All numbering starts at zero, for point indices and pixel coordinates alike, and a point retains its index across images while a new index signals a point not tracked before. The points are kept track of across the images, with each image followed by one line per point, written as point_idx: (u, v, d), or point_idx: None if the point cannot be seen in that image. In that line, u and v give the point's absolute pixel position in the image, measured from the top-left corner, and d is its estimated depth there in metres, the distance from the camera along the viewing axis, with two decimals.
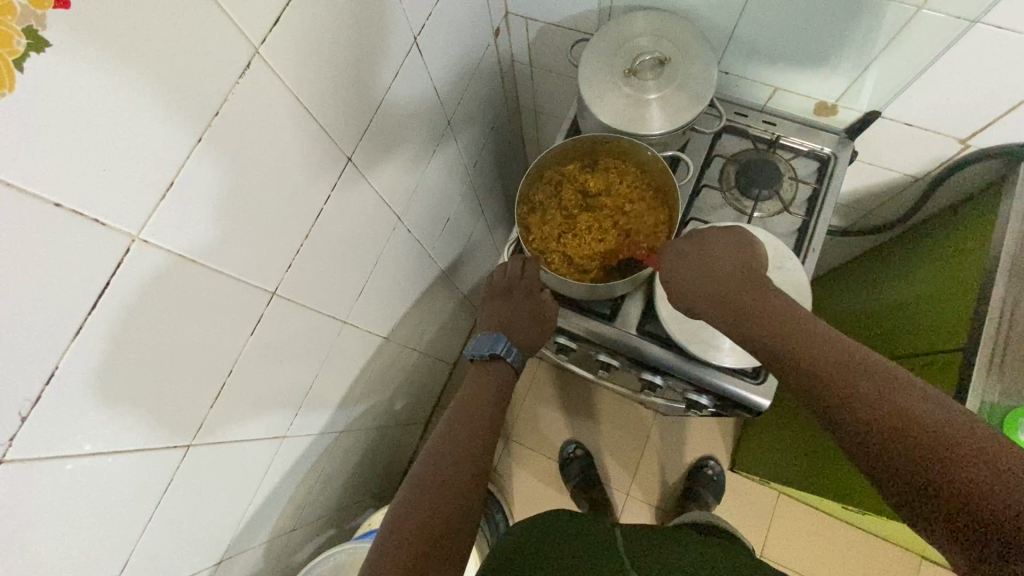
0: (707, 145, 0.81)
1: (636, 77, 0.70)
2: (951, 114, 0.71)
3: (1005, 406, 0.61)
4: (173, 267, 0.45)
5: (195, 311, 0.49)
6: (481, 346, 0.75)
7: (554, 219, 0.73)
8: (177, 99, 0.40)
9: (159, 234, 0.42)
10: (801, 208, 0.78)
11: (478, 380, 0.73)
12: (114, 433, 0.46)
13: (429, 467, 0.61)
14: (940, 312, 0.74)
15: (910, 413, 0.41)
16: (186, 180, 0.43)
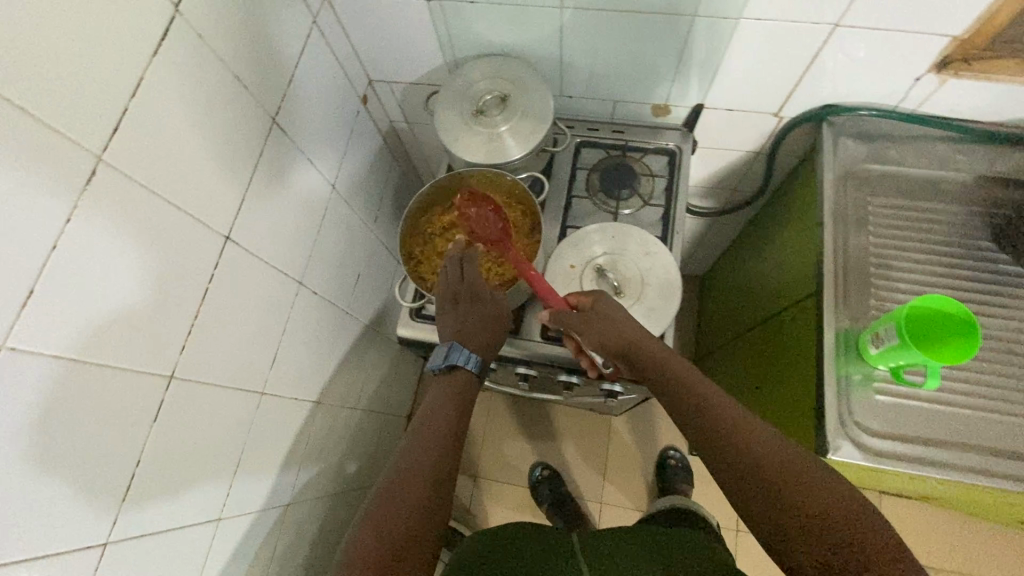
0: (569, 162, 0.90)
1: (484, 115, 0.77)
2: (757, 95, 0.81)
3: (856, 330, 0.69)
4: (49, 368, 0.46)
5: (86, 408, 0.50)
6: (438, 358, 0.69)
7: (443, 263, 0.78)
8: (24, 213, 0.43)
9: (28, 339, 0.44)
10: (661, 197, 0.87)
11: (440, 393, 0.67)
12: (17, 546, 0.46)
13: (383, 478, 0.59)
14: (795, 262, 0.83)
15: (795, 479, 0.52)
16: (48, 283, 0.45)
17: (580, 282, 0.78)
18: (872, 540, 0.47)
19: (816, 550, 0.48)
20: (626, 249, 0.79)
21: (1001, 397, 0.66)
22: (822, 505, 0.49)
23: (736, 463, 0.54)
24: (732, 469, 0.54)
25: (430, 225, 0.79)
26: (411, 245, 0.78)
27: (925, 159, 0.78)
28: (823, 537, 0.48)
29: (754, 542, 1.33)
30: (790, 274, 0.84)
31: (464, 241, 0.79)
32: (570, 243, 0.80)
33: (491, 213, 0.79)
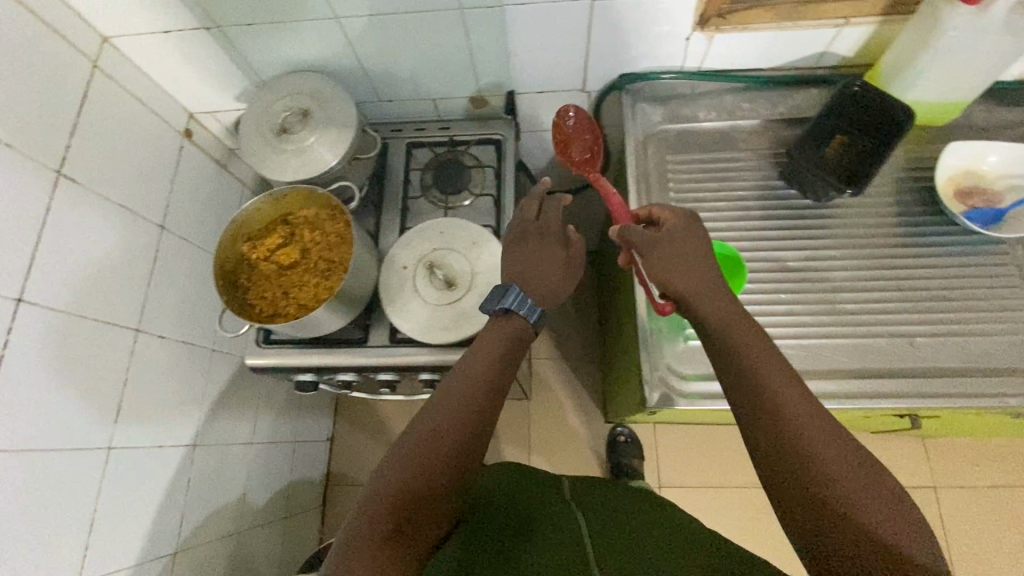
0: (400, 165, 0.91)
1: (288, 134, 0.77)
2: (558, 74, 0.84)
3: None
4: None
5: None
6: (492, 298, 0.71)
7: (268, 288, 0.76)
8: None
9: None
10: (492, 186, 0.89)
11: (493, 334, 0.68)
12: None
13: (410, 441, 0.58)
14: None
15: (855, 475, 0.47)
16: None
17: (412, 280, 0.79)
18: (857, 510, 0.45)
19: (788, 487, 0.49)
20: (452, 240, 0.80)
21: (789, 324, 0.71)
22: (866, 499, 0.46)
23: (775, 426, 0.51)
24: (778, 432, 0.51)
25: (247, 255, 0.78)
26: (231, 279, 0.76)
27: (719, 113, 0.82)
28: (804, 481, 0.48)
29: (675, 495, 1.38)
30: None
31: (284, 261, 0.78)
32: (400, 244, 0.81)
33: (304, 225, 0.79)
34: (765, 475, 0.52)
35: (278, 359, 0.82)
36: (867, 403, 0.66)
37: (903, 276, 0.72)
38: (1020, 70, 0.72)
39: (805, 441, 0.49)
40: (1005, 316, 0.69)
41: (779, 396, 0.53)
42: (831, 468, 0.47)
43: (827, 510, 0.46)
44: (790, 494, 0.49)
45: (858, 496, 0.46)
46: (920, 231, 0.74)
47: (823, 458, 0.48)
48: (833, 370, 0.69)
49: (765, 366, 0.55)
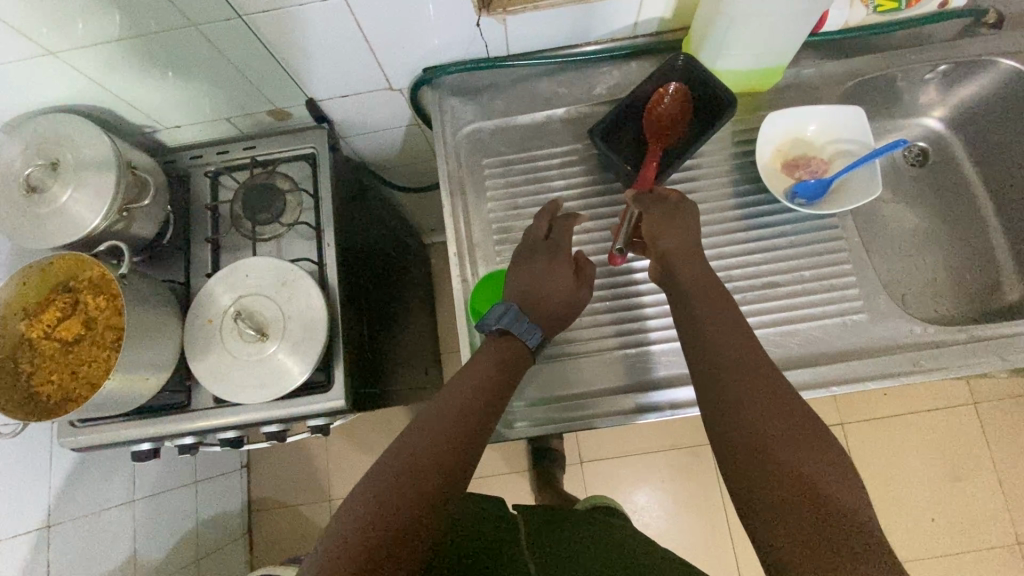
0: (206, 197, 0.81)
1: (37, 191, 0.67)
2: (354, 76, 0.74)
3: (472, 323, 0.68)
4: None
5: None
6: (495, 316, 0.63)
7: (55, 372, 0.68)
8: None
9: None
10: (312, 207, 0.81)
11: (493, 354, 0.62)
12: None
13: (400, 450, 0.52)
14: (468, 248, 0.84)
15: (831, 456, 0.46)
16: None
17: (222, 334, 0.72)
18: (822, 498, 0.43)
19: (754, 471, 0.46)
20: (261, 284, 0.72)
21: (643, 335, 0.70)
22: (829, 475, 0.45)
23: (757, 397, 0.50)
24: (760, 398, 0.50)
25: (25, 338, 0.69)
26: (7, 371, 0.67)
27: (536, 99, 0.74)
28: (773, 470, 0.45)
29: (600, 468, 1.39)
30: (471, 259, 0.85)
31: (67, 338, 0.69)
32: (205, 294, 0.73)
33: (82, 292, 0.70)
34: (739, 456, 0.48)
35: (97, 437, 0.75)
36: (693, 408, 0.66)
37: (732, 266, 0.66)
38: (843, 20, 0.68)
39: (778, 415, 0.49)
40: (838, 297, 0.65)
41: (749, 372, 0.52)
42: (808, 445, 0.47)
43: (798, 499, 0.43)
44: (756, 480, 0.46)
45: (824, 484, 0.44)
46: (750, 211, 0.68)
47: (793, 448, 0.46)
48: (655, 379, 0.68)
49: (746, 343, 0.55)
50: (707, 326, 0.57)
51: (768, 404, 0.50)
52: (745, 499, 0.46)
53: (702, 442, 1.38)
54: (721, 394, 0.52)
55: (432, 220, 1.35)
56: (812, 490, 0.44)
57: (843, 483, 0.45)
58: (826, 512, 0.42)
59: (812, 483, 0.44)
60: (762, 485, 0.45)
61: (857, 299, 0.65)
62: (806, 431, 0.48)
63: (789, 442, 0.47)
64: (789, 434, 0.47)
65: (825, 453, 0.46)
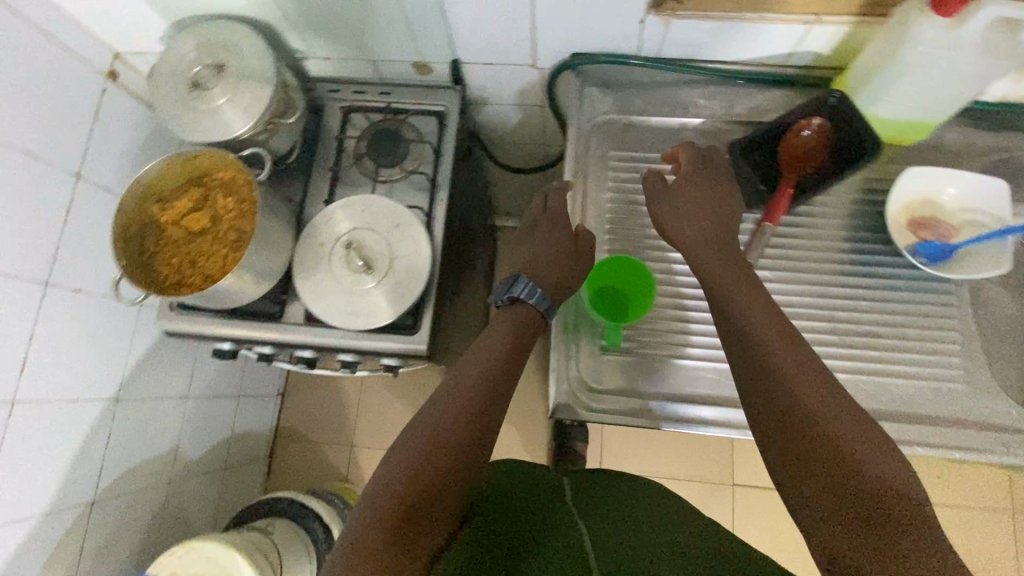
0: (335, 130, 0.85)
1: (199, 88, 0.72)
2: (505, 47, 0.77)
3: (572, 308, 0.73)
4: None
5: None
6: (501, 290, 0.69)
7: (174, 256, 0.73)
8: None
9: None
10: (430, 161, 0.84)
11: (503, 321, 0.66)
12: None
13: (424, 423, 0.56)
14: None
15: (855, 431, 0.47)
16: None
17: (329, 259, 0.76)
18: (858, 475, 0.44)
19: (801, 476, 0.47)
20: (374, 221, 0.76)
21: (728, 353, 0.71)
22: (859, 450, 0.46)
23: (782, 387, 0.52)
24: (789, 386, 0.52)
25: (155, 220, 0.74)
26: (133, 244, 0.72)
27: (673, 106, 0.76)
28: (819, 464, 0.46)
29: None
30: None
31: (191, 228, 0.74)
32: (320, 219, 0.77)
33: (214, 190, 0.74)
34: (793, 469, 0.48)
35: (190, 326, 0.79)
36: None
37: (836, 306, 0.67)
38: (1003, 93, 0.67)
39: (801, 401, 0.50)
40: (937, 362, 0.65)
41: (774, 359, 0.54)
42: (833, 422, 0.48)
43: (839, 480, 0.45)
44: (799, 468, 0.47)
45: (877, 488, 0.44)
46: (864, 259, 0.68)
47: (842, 448, 0.46)
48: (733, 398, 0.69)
49: (767, 325, 0.56)
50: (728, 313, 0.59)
51: (814, 402, 0.50)
52: (801, 500, 0.47)
53: (726, 481, 1.37)
54: (764, 398, 0.52)
55: (514, 203, 1.37)
56: (845, 472, 0.45)
57: (878, 455, 0.46)
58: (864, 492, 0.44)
59: (848, 464, 0.45)
60: (810, 483, 0.46)
61: (956, 369, 0.65)
62: (832, 412, 0.49)
63: (817, 429, 0.48)
64: (837, 434, 0.47)
65: (852, 431, 0.47)
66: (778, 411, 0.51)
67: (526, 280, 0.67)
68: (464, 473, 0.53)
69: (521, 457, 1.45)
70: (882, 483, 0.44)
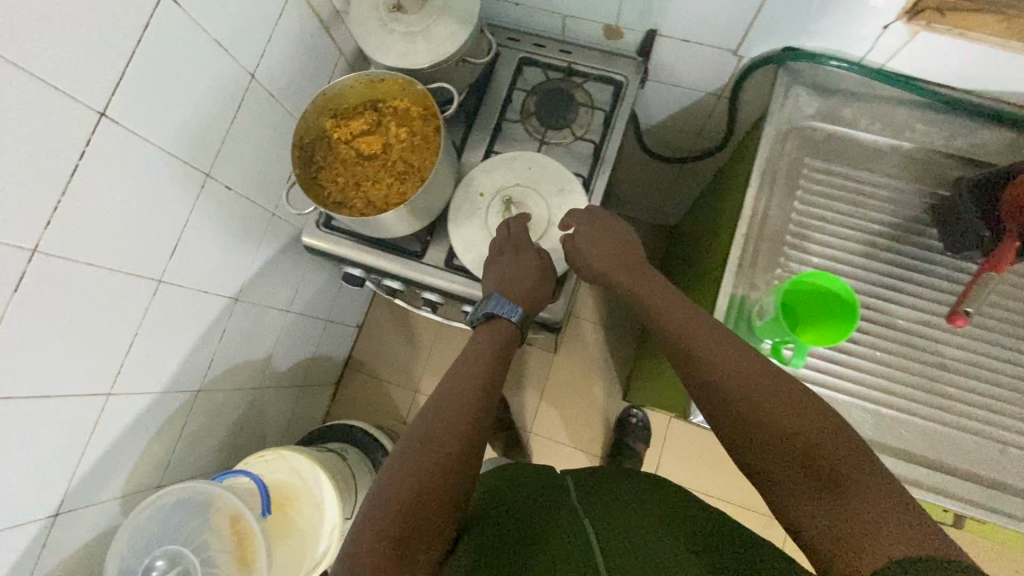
0: (507, 80, 0.83)
1: (400, 12, 0.70)
2: (714, 28, 0.72)
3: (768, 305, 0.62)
4: None
5: None
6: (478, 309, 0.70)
7: (340, 175, 0.73)
8: None
9: None
10: (597, 132, 0.81)
11: (480, 343, 0.67)
12: None
13: (418, 433, 0.58)
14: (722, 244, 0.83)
15: (814, 429, 0.49)
16: None
17: (486, 211, 0.74)
18: (833, 472, 0.46)
19: (793, 489, 0.48)
20: (538, 181, 0.74)
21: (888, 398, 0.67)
22: (823, 449, 0.48)
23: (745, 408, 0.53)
24: (755, 407, 0.52)
25: (328, 135, 0.74)
26: (304, 154, 0.73)
27: (882, 126, 0.70)
28: (806, 475, 0.48)
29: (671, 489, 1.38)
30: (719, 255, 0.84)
31: (361, 150, 0.74)
32: (484, 167, 0.76)
33: (391, 118, 0.74)
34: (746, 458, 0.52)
35: (334, 247, 0.82)
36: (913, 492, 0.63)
37: None
38: None
39: (764, 418, 0.51)
40: None
41: (739, 378, 0.55)
42: (797, 430, 0.49)
43: (821, 484, 0.47)
44: (783, 482, 0.49)
45: (837, 468, 0.46)
46: None
47: (801, 437, 0.49)
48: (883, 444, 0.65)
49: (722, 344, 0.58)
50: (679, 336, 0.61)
51: (765, 393, 0.53)
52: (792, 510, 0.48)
53: None
54: (736, 423, 0.53)
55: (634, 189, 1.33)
56: (818, 476, 0.47)
57: (837, 446, 0.48)
58: (846, 488, 0.45)
59: (821, 468, 0.47)
60: (799, 490, 0.48)
61: None
62: (793, 419, 0.50)
63: (780, 446, 0.50)
64: (764, 405, 0.52)
65: (809, 434, 0.49)
66: (721, 402, 0.55)
67: (503, 296, 0.68)
68: (458, 476, 0.56)
69: (578, 442, 1.45)
70: (819, 439, 0.48)
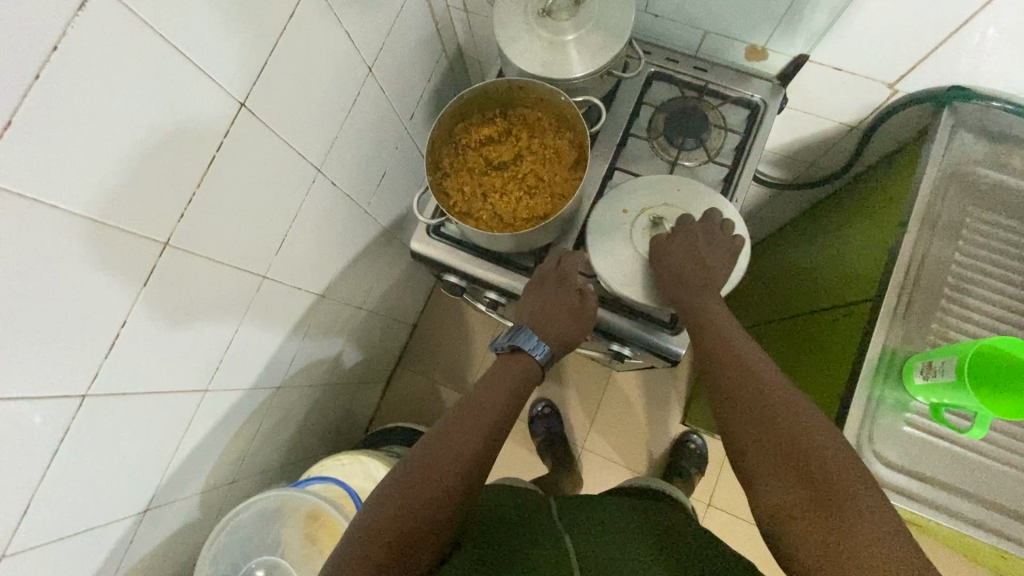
0: (635, 94, 0.79)
1: (550, 17, 0.67)
2: (877, 60, 0.68)
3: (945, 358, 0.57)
4: (53, 218, 0.45)
5: (79, 268, 0.49)
6: (504, 337, 0.72)
7: (467, 183, 0.70)
8: (29, 42, 0.38)
9: (20, 182, 0.41)
10: (729, 156, 0.77)
11: (500, 372, 0.69)
12: (9, 377, 0.47)
13: (437, 435, 0.62)
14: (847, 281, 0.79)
15: (819, 455, 0.50)
16: (43, 131, 0.41)
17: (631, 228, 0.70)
18: (827, 498, 0.47)
19: (781, 505, 0.50)
20: (688, 202, 0.70)
21: None
22: (819, 473, 0.49)
23: (753, 432, 0.54)
24: (766, 431, 0.53)
25: (457, 142, 0.72)
26: (434, 157, 0.70)
27: None
28: (802, 495, 0.49)
29: (724, 519, 1.35)
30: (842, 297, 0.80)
31: (490, 160, 0.71)
32: (626, 189, 0.72)
33: (522, 129, 0.71)
34: (744, 480, 0.54)
35: (442, 255, 0.79)
36: None
37: None
38: None
39: (772, 444, 0.52)
40: None
41: (753, 404, 0.56)
42: (803, 455, 0.50)
43: (814, 506, 0.48)
44: (775, 501, 0.50)
45: (833, 492, 0.47)
46: None
47: (811, 462, 0.49)
48: None
49: (756, 374, 0.58)
50: (715, 362, 0.62)
51: (779, 422, 0.53)
52: (777, 528, 0.50)
53: None
54: (744, 446, 0.55)
55: None
56: (811, 497, 0.48)
57: (843, 475, 0.48)
58: (833, 512, 0.46)
59: (814, 492, 0.48)
60: (787, 508, 0.49)
61: None
62: (806, 445, 0.51)
63: (780, 470, 0.51)
64: (762, 424, 0.54)
65: (816, 459, 0.49)
66: (730, 421, 0.57)
67: (531, 331, 0.70)
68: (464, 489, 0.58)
69: (631, 463, 1.41)
70: (821, 463, 0.49)
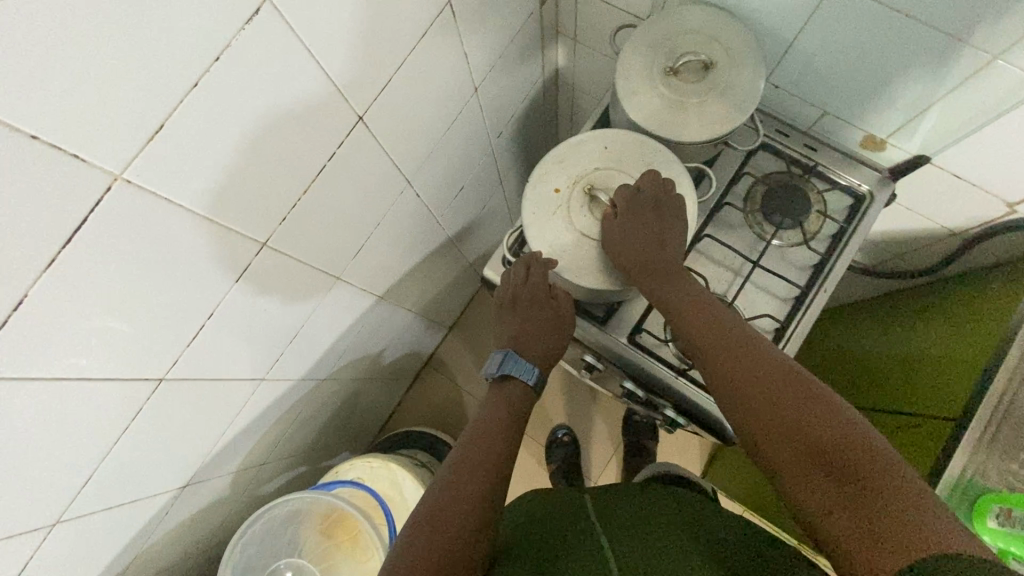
0: (738, 161, 0.77)
1: (676, 77, 0.65)
2: (1007, 176, 0.66)
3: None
4: (175, 215, 0.45)
5: (187, 263, 0.50)
6: (493, 364, 0.74)
7: None
8: (198, 55, 0.38)
9: (155, 181, 0.41)
10: (823, 243, 0.74)
11: (494, 401, 0.71)
12: (101, 359, 0.48)
13: (439, 481, 0.62)
14: (923, 389, 0.77)
15: (834, 443, 0.47)
16: (188, 135, 0.41)
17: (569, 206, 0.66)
18: (863, 483, 0.44)
19: (825, 510, 0.45)
20: (626, 160, 0.66)
21: None
22: (846, 462, 0.45)
23: (769, 439, 0.51)
24: (775, 434, 0.51)
25: None
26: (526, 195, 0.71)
27: None
28: (840, 491, 0.45)
29: None
30: (913, 403, 0.78)
31: None
32: (554, 159, 0.67)
33: None
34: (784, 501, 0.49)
35: None
36: None
37: None
38: None
39: (790, 447, 0.49)
40: None
41: (757, 404, 0.53)
42: (822, 453, 0.47)
43: (857, 501, 0.43)
44: (815, 511, 0.46)
45: (869, 475, 0.44)
46: None
47: (832, 446, 0.47)
48: None
49: (750, 366, 0.56)
50: (709, 362, 0.60)
51: (789, 413, 0.51)
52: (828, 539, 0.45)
53: None
54: (767, 456, 0.51)
55: None
56: (845, 492, 0.44)
57: (866, 455, 0.45)
58: (874, 501, 0.43)
59: (847, 484, 0.45)
60: (831, 515, 0.45)
61: None
62: (818, 431, 0.48)
63: (804, 475, 0.47)
64: (775, 425, 0.51)
65: (834, 443, 0.47)
66: (748, 437, 0.54)
67: (518, 357, 0.72)
68: (473, 505, 0.58)
69: None
70: (842, 451, 0.46)
